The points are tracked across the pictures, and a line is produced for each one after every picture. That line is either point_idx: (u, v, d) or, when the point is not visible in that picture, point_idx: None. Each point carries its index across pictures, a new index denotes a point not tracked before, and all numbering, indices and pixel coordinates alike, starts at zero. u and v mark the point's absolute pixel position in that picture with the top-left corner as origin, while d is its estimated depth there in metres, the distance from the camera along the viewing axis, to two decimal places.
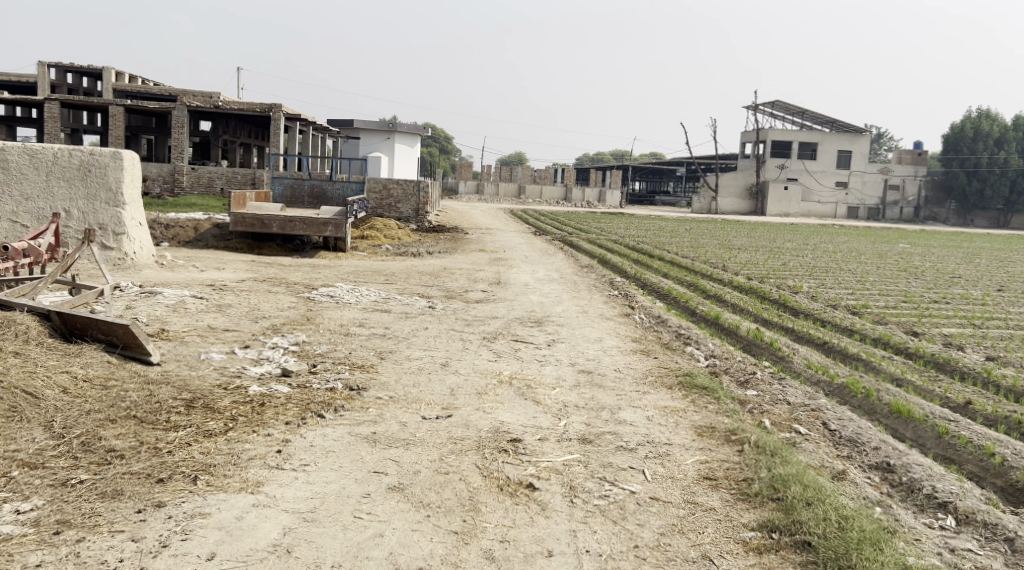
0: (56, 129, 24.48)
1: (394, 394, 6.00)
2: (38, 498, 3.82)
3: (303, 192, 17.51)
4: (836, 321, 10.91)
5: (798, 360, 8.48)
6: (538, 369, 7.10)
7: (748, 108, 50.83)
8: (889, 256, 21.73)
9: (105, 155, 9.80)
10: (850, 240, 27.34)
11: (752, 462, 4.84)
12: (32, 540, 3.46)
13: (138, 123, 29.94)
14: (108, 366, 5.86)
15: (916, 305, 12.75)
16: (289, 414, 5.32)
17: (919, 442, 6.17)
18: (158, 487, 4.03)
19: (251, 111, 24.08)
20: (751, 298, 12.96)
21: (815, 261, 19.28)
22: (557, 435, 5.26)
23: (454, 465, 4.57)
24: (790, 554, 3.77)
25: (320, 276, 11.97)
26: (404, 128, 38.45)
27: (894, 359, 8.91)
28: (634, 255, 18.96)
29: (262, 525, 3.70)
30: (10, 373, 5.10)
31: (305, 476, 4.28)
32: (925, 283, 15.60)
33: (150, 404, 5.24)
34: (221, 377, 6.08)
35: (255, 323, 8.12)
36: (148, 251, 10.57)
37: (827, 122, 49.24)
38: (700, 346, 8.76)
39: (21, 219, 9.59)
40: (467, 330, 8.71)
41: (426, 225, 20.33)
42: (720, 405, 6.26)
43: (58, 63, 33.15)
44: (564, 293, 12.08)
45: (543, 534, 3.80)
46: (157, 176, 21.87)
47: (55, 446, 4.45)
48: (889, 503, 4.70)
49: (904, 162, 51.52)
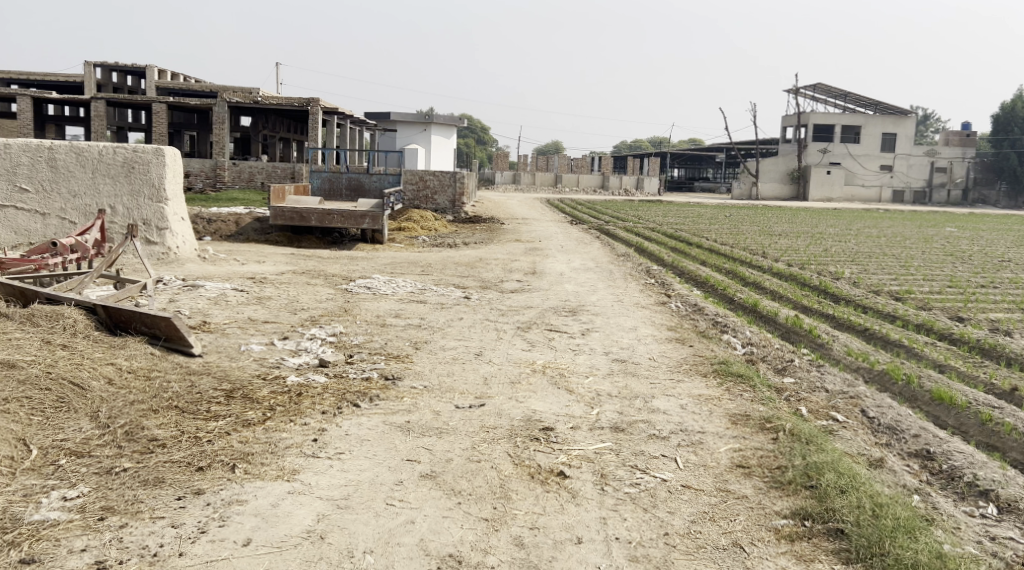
0: (103, 128, 25.06)
1: (429, 383, 6.07)
2: (84, 485, 3.96)
3: (341, 185, 17.79)
4: (878, 307, 10.71)
5: (838, 347, 8.35)
6: (572, 358, 7.11)
7: (788, 92, 49.87)
8: (936, 239, 21.30)
9: (148, 152, 10.00)
10: (896, 225, 26.80)
11: (786, 450, 4.79)
12: (78, 525, 3.58)
13: (180, 119, 30.48)
14: (152, 358, 6.02)
15: (962, 290, 12.48)
16: (325, 404, 5.42)
17: (961, 430, 6.06)
18: (198, 475, 4.14)
19: (291, 105, 24.34)
20: (790, 285, 12.80)
21: (859, 246, 18.94)
22: (590, 423, 5.28)
23: (486, 453, 4.61)
24: (822, 542, 3.74)
25: (357, 267, 12.11)
26: (440, 119, 38.73)
27: (938, 345, 8.74)
28: (672, 242, 18.86)
29: (297, 512, 3.78)
30: (58, 366, 5.29)
31: (340, 464, 4.36)
32: (972, 268, 15.22)
33: (191, 394, 5.39)
34: (261, 368, 6.22)
35: (295, 315, 8.25)
36: (191, 246, 10.73)
37: (871, 104, 48.16)
38: (737, 334, 8.68)
39: (70, 216, 9.94)
40: (502, 320, 8.76)
41: (463, 215, 20.41)
42: (756, 393, 6.21)
43: (103, 62, 33.96)
44: (600, 282, 12.05)
45: (573, 521, 3.82)
46: (200, 171, 22.30)
47: (101, 435, 4.60)
48: (928, 491, 4.62)
49: (952, 143, 50.15)
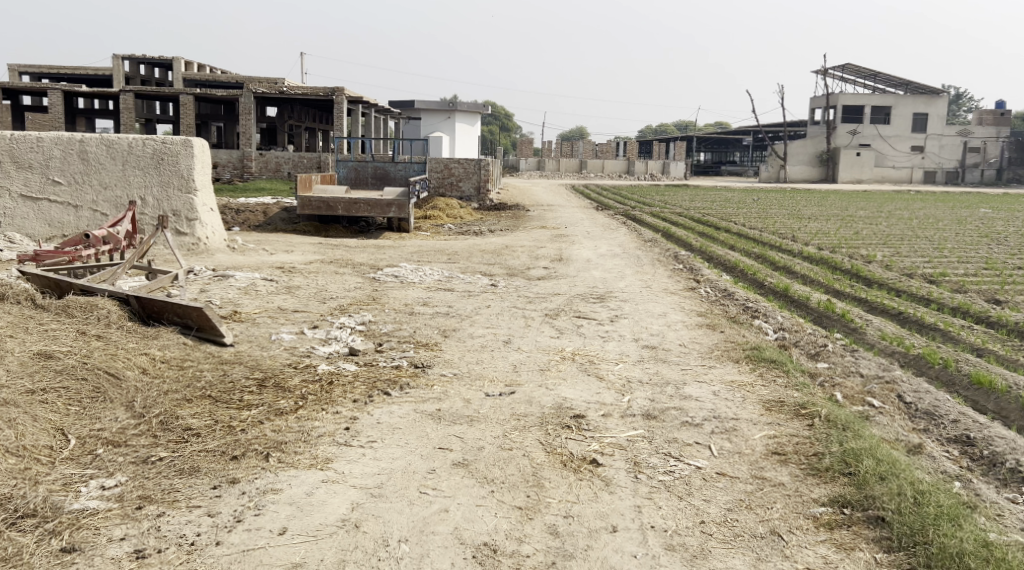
0: (132, 120, 25.28)
1: (459, 371, 6.07)
2: (122, 475, 4.00)
3: (367, 174, 17.83)
4: (912, 290, 10.53)
5: (872, 332, 8.21)
6: (601, 345, 7.07)
7: (817, 73, 48.98)
8: (970, 221, 20.82)
9: (177, 143, 10.10)
10: (930, 207, 26.15)
11: (823, 437, 4.72)
12: (116, 515, 3.62)
13: (207, 111, 30.73)
14: (184, 347, 6.08)
15: (999, 272, 12.20)
16: (356, 392, 5.44)
17: (1002, 415, 5.94)
18: (233, 463, 4.17)
19: (316, 96, 24.38)
20: (821, 269, 12.62)
21: (891, 229, 18.61)
22: (621, 411, 5.23)
23: (517, 441, 4.59)
24: (862, 530, 3.67)
25: (384, 256, 12.12)
26: (465, 106, 38.68)
27: (974, 328, 8.56)
28: (700, 227, 18.67)
29: (331, 501, 3.79)
30: (94, 357, 5.36)
31: (373, 453, 4.36)
32: (1008, 249, 14.88)
33: (224, 384, 5.43)
34: (291, 357, 6.25)
35: (324, 304, 8.30)
36: (220, 236, 10.81)
37: (902, 84, 47.18)
38: (769, 319, 8.57)
39: (101, 208, 10.06)
40: (531, 307, 8.72)
41: (488, 203, 20.38)
42: (790, 379, 6.12)
43: (131, 55, 34.27)
44: (628, 268, 11.97)
45: (608, 509, 3.80)
46: (227, 162, 22.48)
47: (136, 425, 4.64)
48: (969, 477, 4.53)
49: (985, 123, 48.98)
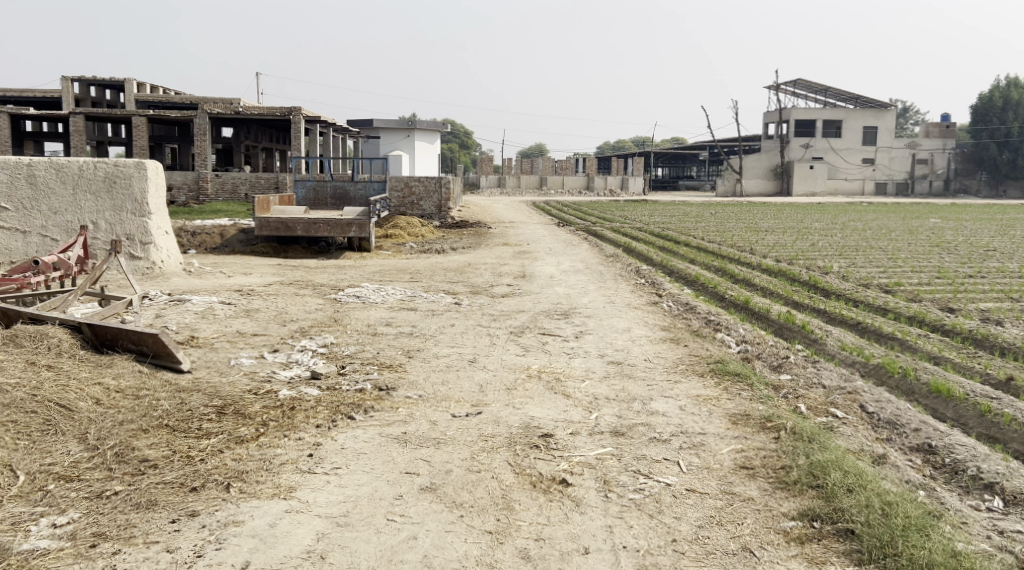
0: (83, 142, 24.73)
1: (424, 393, 5.98)
2: (74, 511, 3.84)
3: (326, 194, 17.65)
4: (869, 300, 10.71)
5: (832, 342, 8.31)
6: (566, 362, 7.04)
7: (769, 88, 49.93)
8: (920, 231, 21.39)
9: (130, 165, 9.90)
10: (882, 218, 26.74)
11: (789, 450, 4.73)
12: (69, 554, 3.47)
13: (161, 132, 30.25)
14: (139, 375, 5.90)
15: (951, 280, 12.49)
16: (319, 417, 5.32)
17: (960, 422, 6.05)
18: (192, 496, 4.03)
19: (272, 116, 24.11)
20: (780, 281, 12.78)
21: (845, 240, 18.99)
22: (589, 429, 5.20)
23: (486, 463, 4.53)
24: (833, 543, 3.68)
25: (345, 277, 11.98)
26: (424, 125, 38.78)
27: (931, 336, 8.73)
28: (660, 241, 18.84)
29: (295, 532, 3.69)
30: (44, 389, 5.15)
31: (337, 480, 4.26)
32: (959, 258, 15.26)
33: (182, 412, 5.28)
34: (252, 383, 6.09)
35: (284, 327, 8.14)
36: (176, 259, 10.59)
37: (852, 98, 48.38)
38: (731, 332, 8.62)
39: (51, 233, 9.78)
40: (494, 325, 8.67)
41: (449, 221, 20.33)
42: (754, 392, 6.15)
43: (81, 77, 33.64)
44: (591, 284, 11.99)
45: (578, 531, 3.75)
46: (183, 184, 22.09)
47: (90, 457, 4.48)
48: (933, 486, 4.58)
49: (931, 135, 50.18)
